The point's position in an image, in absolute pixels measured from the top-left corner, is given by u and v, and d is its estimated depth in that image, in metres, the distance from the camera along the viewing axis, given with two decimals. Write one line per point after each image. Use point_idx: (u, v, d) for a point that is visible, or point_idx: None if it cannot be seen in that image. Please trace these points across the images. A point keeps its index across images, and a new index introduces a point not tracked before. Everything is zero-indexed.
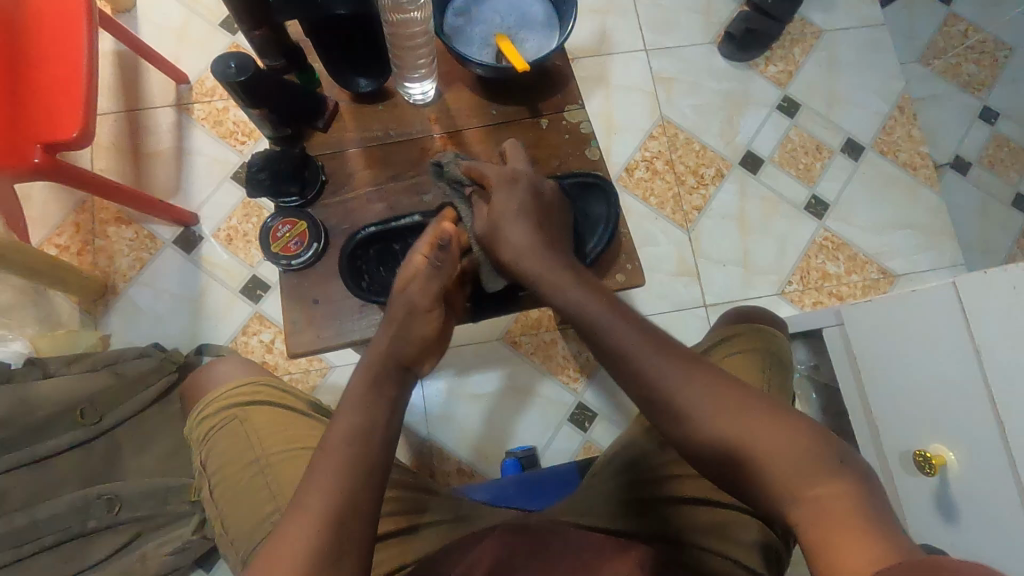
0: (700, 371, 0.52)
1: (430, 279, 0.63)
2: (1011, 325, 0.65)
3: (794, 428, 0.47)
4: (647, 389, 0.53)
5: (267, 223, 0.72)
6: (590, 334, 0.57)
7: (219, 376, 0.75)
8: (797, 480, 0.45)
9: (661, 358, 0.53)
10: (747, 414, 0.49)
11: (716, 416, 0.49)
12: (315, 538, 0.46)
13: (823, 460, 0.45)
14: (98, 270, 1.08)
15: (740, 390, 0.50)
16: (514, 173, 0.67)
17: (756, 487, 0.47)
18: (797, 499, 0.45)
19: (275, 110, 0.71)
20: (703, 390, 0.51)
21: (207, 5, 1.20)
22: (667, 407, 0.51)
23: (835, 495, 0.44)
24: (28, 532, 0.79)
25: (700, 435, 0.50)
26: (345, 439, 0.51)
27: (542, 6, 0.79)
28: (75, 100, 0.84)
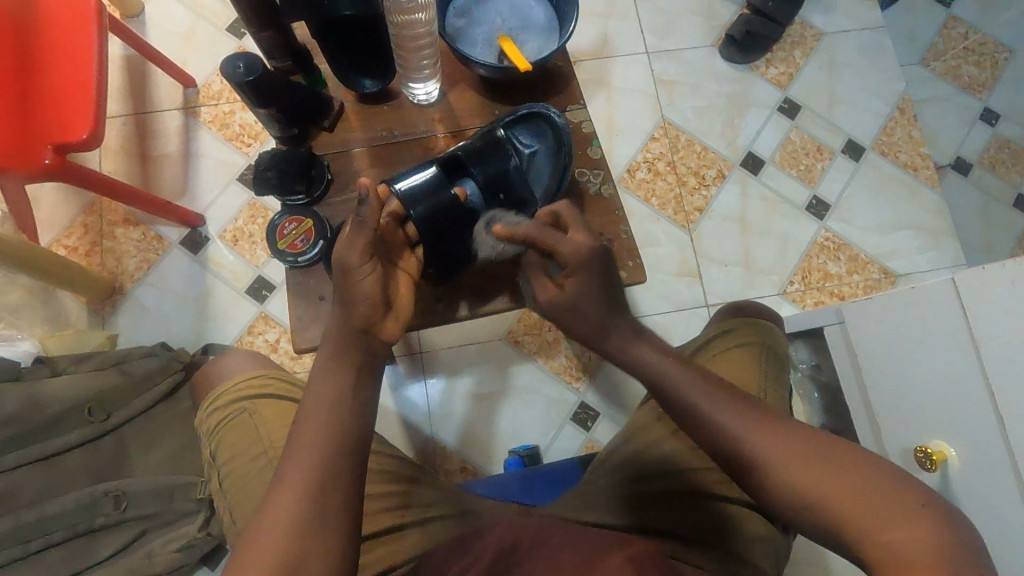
0: (760, 414, 0.50)
1: (356, 234, 0.56)
2: (1011, 321, 0.65)
3: (863, 466, 0.45)
4: (708, 434, 0.51)
5: (274, 221, 0.75)
6: (650, 379, 0.56)
7: (228, 370, 0.77)
8: (871, 523, 0.43)
9: (718, 403, 0.51)
10: (814, 458, 0.47)
11: (777, 460, 0.47)
12: (297, 509, 0.47)
13: (901, 502, 0.43)
14: (106, 271, 1.09)
15: (802, 433, 0.49)
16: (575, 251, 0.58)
17: (838, 538, 0.45)
18: (876, 545, 0.43)
19: (282, 110, 0.72)
20: (763, 433, 0.49)
21: (214, 10, 1.22)
22: (732, 458, 0.50)
23: (913, 539, 0.42)
24: (38, 528, 0.80)
25: (770, 485, 0.48)
26: (319, 410, 0.52)
27: (544, 8, 0.81)
28: (86, 102, 0.85)
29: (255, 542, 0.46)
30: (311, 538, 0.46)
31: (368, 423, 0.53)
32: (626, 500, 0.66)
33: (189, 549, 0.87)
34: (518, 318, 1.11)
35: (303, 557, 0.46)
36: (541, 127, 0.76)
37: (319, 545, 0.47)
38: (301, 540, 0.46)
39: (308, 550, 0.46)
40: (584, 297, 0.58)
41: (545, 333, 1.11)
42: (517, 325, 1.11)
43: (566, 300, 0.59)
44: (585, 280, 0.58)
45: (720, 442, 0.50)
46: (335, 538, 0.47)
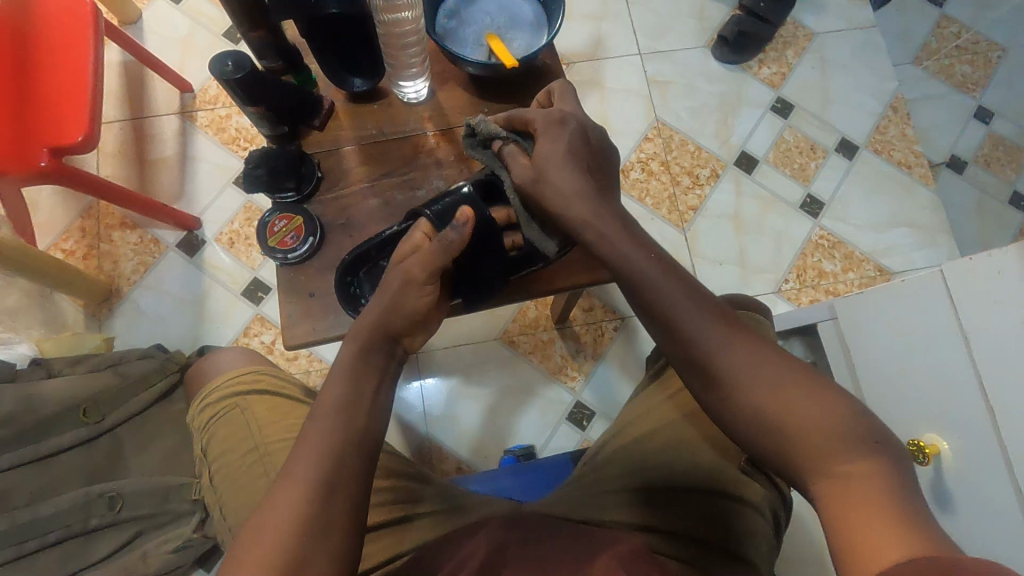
0: (742, 333, 0.50)
1: (433, 254, 0.60)
2: (997, 310, 0.65)
3: (832, 403, 0.46)
4: (691, 350, 0.51)
5: (265, 218, 0.74)
6: (638, 293, 0.55)
7: (221, 367, 0.78)
8: (826, 457, 0.44)
9: (704, 321, 0.51)
10: (783, 386, 0.47)
11: (742, 378, 0.48)
12: (298, 509, 0.47)
13: (861, 439, 0.44)
14: (102, 274, 1.10)
15: (781, 360, 0.49)
16: (560, 115, 0.63)
17: (788, 466, 0.46)
18: (826, 475, 0.44)
19: (272, 109, 0.73)
20: (743, 356, 0.49)
21: (211, 16, 1.23)
22: (703, 370, 0.50)
23: (861, 473, 0.42)
24: (31, 529, 0.79)
25: (736, 403, 0.48)
26: (331, 411, 0.52)
27: (532, 7, 0.81)
28: (82, 106, 0.86)
29: (255, 539, 0.46)
30: (314, 540, 0.46)
31: (374, 430, 0.53)
32: (632, 493, 0.65)
33: (182, 550, 0.86)
34: (514, 318, 1.12)
35: (305, 558, 0.45)
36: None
37: (322, 548, 0.46)
38: (306, 539, 0.46)
39: (313, 551, 0.46)
40: (561, 164, 0.61)
41: (540, 332, 1.12)
42: (512, 325, 1.12)
43: (546, 164, 0.61)
44: (557, 146, 0.62)
45: (703, 359, 0.50)
46: (339, 541, 0.47)
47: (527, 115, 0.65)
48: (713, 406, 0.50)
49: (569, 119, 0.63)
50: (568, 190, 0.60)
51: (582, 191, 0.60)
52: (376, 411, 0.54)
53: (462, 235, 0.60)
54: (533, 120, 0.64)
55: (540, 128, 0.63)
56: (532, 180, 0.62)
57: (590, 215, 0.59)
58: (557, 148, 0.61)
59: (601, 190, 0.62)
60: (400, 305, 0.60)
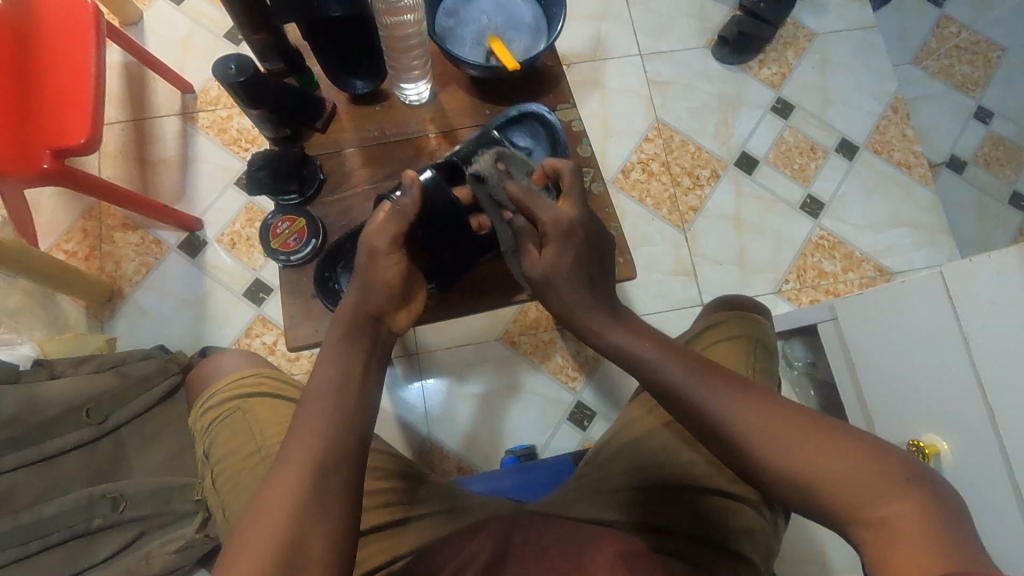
0: (750, 394, 0.50)
1: (392, 225, 0.60)
2: (996, 312, 0.65)
3: (850, 448, 0.45)
4: (702, 419, 0.51)
5: (268, 220, 0.75)
6: (641, 371, 0.56)
7: (223, 368, 0.78)
8: (858, 504, 0.44)
9: (711, 389, 0.51)
10: (798, 439, 0.47)
11: (758, 441, 0.48)
12: (296, 487, 0.47)
13: (887, 480, 0.43)
14: (104, 275, 1.10)
15: (793, 412, 0.48)
16: (570, 225, 0.61)
17: (825, 515, 0.46)
18: (864, 521, 0.43)
19: (275, 111, 0.73)
20: (756, 417, 0.49)
21: (212, 17, 1.23)
22: (721, 438, 0.50)
23: (899, 514, 0.42)
24: (35, 529, 0.80)
25: (758, 465, 0.48)
26: (325, 391, 0.53)
27: (533, 9, 0.82)
28: (84, 108, 0.86)
29: (253, 523, 0.46)
30: (311, 521, 0.46)
31: (368, 411, 0.54)
32: (627, 492, 0.65)
33: (185, 551, 0.85)
34: (514, 318, 1.12)
35: (301, 539, 0.45)
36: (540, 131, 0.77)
37: (320, 528, 0.47)
38: (305, 516, 0.46)
39: (310, 532, 0.46)
40: (566, 277, 0.61)
41: (541, 333, 1.12)
42: (513, 326, 1.12)
43: (549, 274, 0.61)
44: (562, 252, 0.61)
45: (715, 426, 0.50)
46: (337, 522, 0.48)
47: (535, 208, 0.62)
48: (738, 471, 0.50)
49: (576, 227, 0.61)
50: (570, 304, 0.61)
51: (585, 300, 0.61)
52: (371, 400, 0.55)
53: (414, 198, 0.61)
54: (543, 221, 0.61)
55: (548, 234, 0.61)
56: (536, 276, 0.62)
57: (589, 308, 0.61)
58: (564, 260, 0.61)
59: (602, 288, 0.62)
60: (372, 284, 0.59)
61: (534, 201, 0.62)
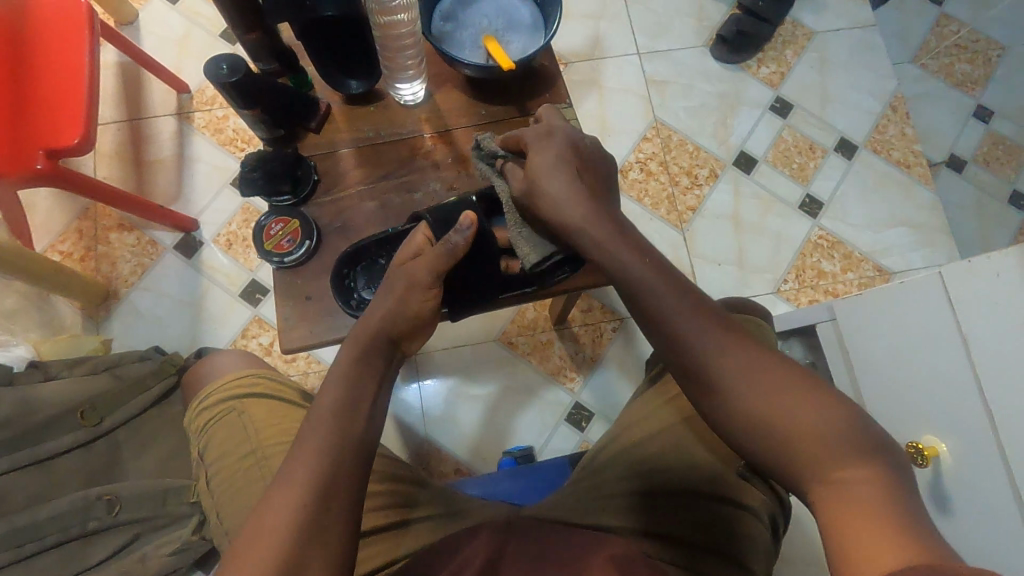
0: (742, 339, 0.50)
1: (437, 259, 0.63)
2: (996, 313, 0.65)
3: (829, 407, 0.45)
4: (684, 355, 0.51)
5: (261, 223, 0.74)
6: (632, 301, 0.56)
7: (219, 369, 0.78)
8: (823, 462, 0.43)
9: (702, 326, 0.51)
10: (780, 388, 0.46)
11: (738, 381, 0.47)
12: (298, 508, 0.47)
13: (858, 445, 0.43)
14: (100, 276, 1.10)
15: (781, 363, 0.48)
16: (549, 128, 0.68)
17: (785, 470, 0.45)
18: (822, 480, 0.43)
19: (268, 112, 0.73)
20: (743, 359, 0.48)
21: (208, 16, 1.23)
22: (700, 376, 0.50)
23: (860, 478, 0.41)
24: (29, 532, 0.78)
25: (732, 409, 0.47)
26: (329, 411, 0.52)
27: (529, 9, 0.81)
28: (78, 108, 0.86)
29: (253, 542, 0.45)
30: (311, 544, 0.46)
31: (371, 433, 0.53)
32: (634, 495, 0.65)
33: (180, 554, 0.87)
34: (512, 319, 1.12)
35: (302, 562, 0.45)
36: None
37: (321, 551, 0.46)
38: (306, 539, 0.46)
39: (311, 554, 0.45)
40: (550, 172, 0.64)
41: (539, 333, 1.11)
42: (511, 326, 1.11)
43: (536, 171, 0.64)
44: (546, 157, 0.65)
45: (696, 362, 0.50)
46: (336, 543, 0.47)
47: (517, 133, 0.69)
48: (710, 412, 0.49)
49: (556, 130, 0.67)
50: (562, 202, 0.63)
51: (569, 195, 0.63)
52: (371, 420, 0.54)
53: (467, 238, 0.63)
54: (525, 137, 0.68)
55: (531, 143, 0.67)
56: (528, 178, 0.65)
57: (587, 221, 0.61)
58: (547, 159, 0.65)
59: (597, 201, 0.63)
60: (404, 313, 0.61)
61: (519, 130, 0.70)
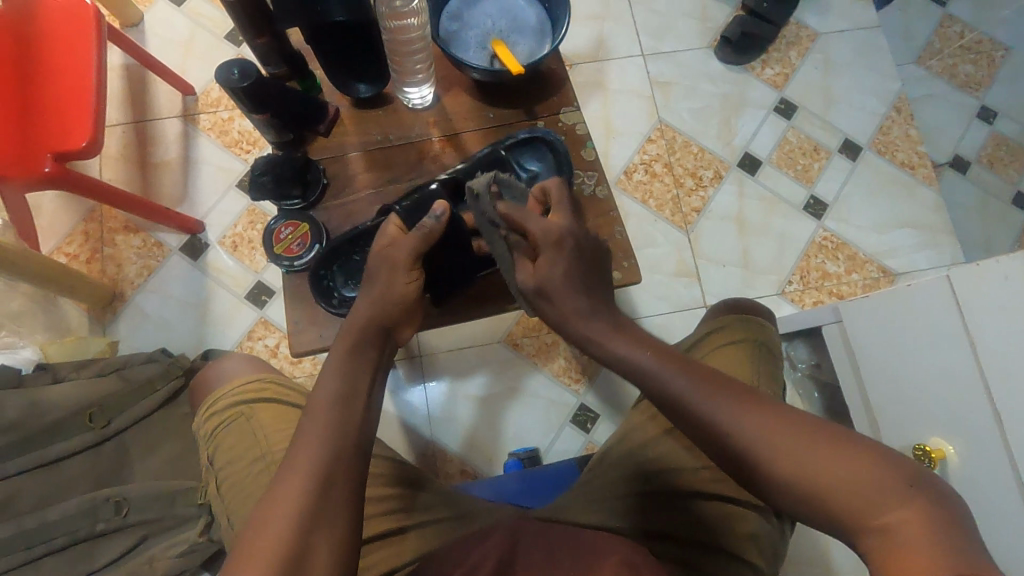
0: (754, 403, 0.49)
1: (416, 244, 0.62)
2: (1003, 316, 0.65)
3: (855, 456, 0.44)
4: (703, 430, 0.50)
5: (272, 225, 0.75)
6: (642, 383, 0.54)
7: (227, 373, 0.78)
8: (864, 512, 0.42)
9: (715, 401, 0.49)
10: (804, 447, 0.45)
11: (762, 452, 0.46)
12: (301, 495, 0.47)
13: (892, 486, 0.42)
14: (106, 278, 1.10)
15: (798, 420, 0.47)
16: (559, 233, 0.61)
17: (832, 524, 0.44)
18: (867, 530, 0.42)
19: (278, 116, 0.73)
20: (761, 428, 0.47)
21: (212, 18, 1.23)
22: (727, 452, 0.49)
23: (905, 520, 0.41)
24: (38, 535, 0.79)
25: (763, 478, 0.46)
26: (327, 401, 0.53)
27: (535, 12, 0.82)
28: (85, 110, 0.86)
29: (258, 531, 0.46)
30: (315, 529, 0.46)
31: (368, 422, 0.54)
32: (629, 499, 0.65)
33: (187, 556, 0.85)
34: (517, 320, 1.12)
35: (305, 549, 0.45)
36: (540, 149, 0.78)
37: (325, 537, 0.46)
38: (309, 523, 0.46)
39: (313, 540, 0.46)
40: (562, 283, 0.60)
41: (544, 335, 1.12)
42: (515, 328, 1.12)
43: (540, 276, 0.60)
44: (555, 262, 0.60)
45: (716, 437, 0.49)
46: (341, 528, 0.47)
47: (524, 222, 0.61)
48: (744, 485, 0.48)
49: (566, 237, 0.61)
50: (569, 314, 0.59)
51: (580, 311, 0.59)
52: (371, 410, 0.55)
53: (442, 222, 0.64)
54: (532, 232, 0.61)
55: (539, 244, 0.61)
56: (534, 287, 0.61)
57: (592, 336, 0.58)
58: (555, 271, 0.60)
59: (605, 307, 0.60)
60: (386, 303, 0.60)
61: (523, 213, 0.61)
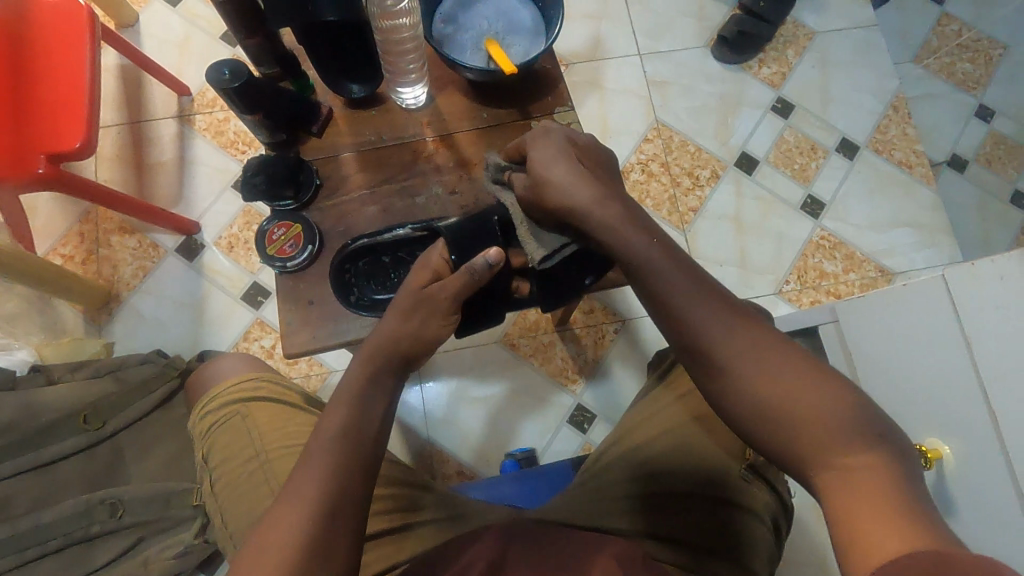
0: (748, 325, 0.49)
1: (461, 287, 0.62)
2: (998, 316, 0.65)
3: (836, 395, 0.44)
4: (683, 334, 0.50)
5: (263, 227, 0.74)
6: (638, 279, 0.55)
7: (222, 372, 0.78)
8: (828, 447, 0.43)
9: (710, 313, 0.50)
10: (788, 373, 0.46)
11: (746, 367, 0.47)
12: (303, 523, 0.46)
13: (865, 430, 0.42)
14: (102, 279, 1.10)
15: (790, 350, 0.47)
16: (546, 127, 0.67)
17: (788, 456, 0.45)
18: (823, 463, 0.43)
19: (270, 116, 0.73)
20: (749, 347, 0.47)
21: (208, 18, 1.23)
22: (707, 363, 0.49)
23: (864, 464, 0.41)
24: (31, 537, 0.79)
25: (737, 395, 0.47)
26: (337, 431, 0.52)
27: (530, 13, 0.82)
28: (79, 110, 0.86)
29: (257, 555, 0.45)
30: (316, 562, 0.45)
31: (376, 450, 0.53)
32: (633, 501, 0.65)
33: (184, 557, 0.86)
34: (514, 321, 1.12)
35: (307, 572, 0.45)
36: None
37: (327, 560, 0.46)
38: (310, 554, 0.45)
39: (316, 563, 0.45)
40: (552, 164, 0.62)
41: (540, 335, 1.11)
42: (512, 328, 1.11)
43: (541, 167, 0.62)
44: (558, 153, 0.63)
45: (696, 341, 0.49)
46: (340, 564, 0.47)
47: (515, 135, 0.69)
48: (715, 401, 0.49)
49: (554, 128, 0.66)
50: (589, 198, 0.59)
51: (594, 198, 0.59)
52: (381, 435, 0.54)
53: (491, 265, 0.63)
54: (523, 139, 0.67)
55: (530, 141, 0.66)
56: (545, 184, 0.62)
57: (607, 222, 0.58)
58: (558, 169, 0.62)
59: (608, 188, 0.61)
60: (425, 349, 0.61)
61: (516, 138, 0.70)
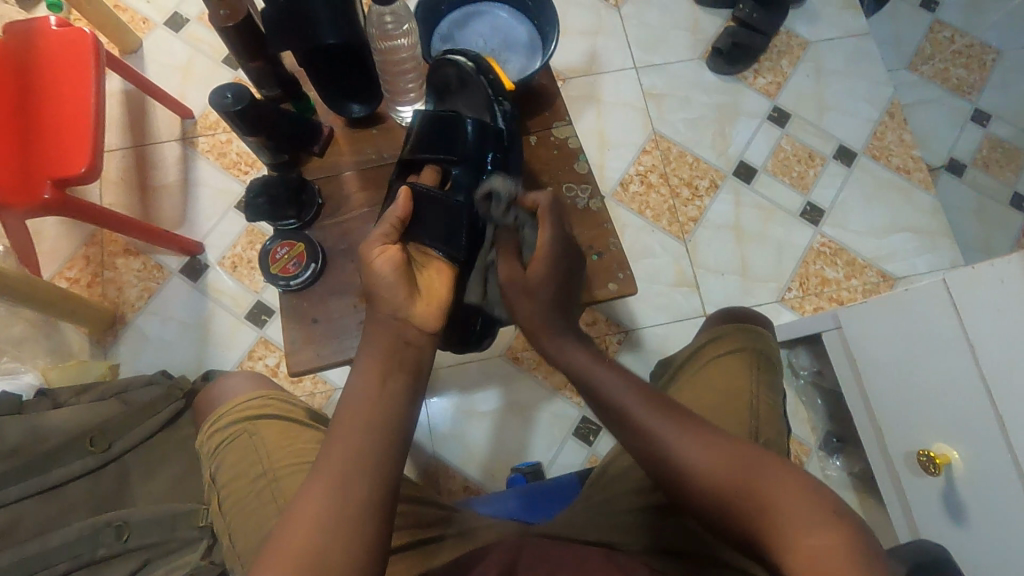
0: (690, 424, 0.54)
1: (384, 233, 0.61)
2: (1002, 319, 0.65)
3: (783, 480, 0.48)
4: (641, 437, 0.55)
5: (267, 246, 0.75)
6: (591, 390, 0.60)
7: (228, 389, 0.79)
8: (790, 530, 0.45)
9: (653, 412, 0.55)
10: (737, 465, 0.50)
11: (685, 464, 0.52)
12: (323, 506, 0.45)
13: (821, 511, 0.45)
14: (107, 301, 1.11)
15: (730, 443, 0.52)
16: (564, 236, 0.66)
17: (758, 541, 0.47)
18: (790, 549, 0.44)
19: (273, 138, 0.74)
20: (691, 442, 0.52)
21: (210, 42, 1.24)
22: (660, 462, 0.53)
23: (826, 542, 0.43)
24: (38, 561, 0.77)
25: (694, 491, 0.51)
26: (360, 404, 0.51)
27: (525, 30, 0.87)
28: (83, 137, 0.87)
29: (279, 544, 0.44)
30: (333, 543, 0.44)
31: (407, 425, 0.51)
32: (638, 513, 0.64)
33: None
34: (516, 334, 1.12)
35: (324, 557, 0.43)
36: (448, 77, 0.73)
37: (345, 551, 0.44)
38: (333, 537, 0.44)
39: (334, 548, 0.44)
40: (526, 292, 0.65)
41: None
42: (516, 342, 1.11)
43: (520, 288, 0.65)
44: (551, 266, 0.64)
45: (667, 462, 0.53)
46: (366, 541, 0.45)
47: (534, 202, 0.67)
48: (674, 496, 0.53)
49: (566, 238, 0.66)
50: (536, 315, 0.65)
51: (544, 311, 0.65)
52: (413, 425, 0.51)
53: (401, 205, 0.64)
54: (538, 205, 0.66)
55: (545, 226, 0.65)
56: (513, 286, 0.65)
57: (552, 336, 0.65)
58: (529, 303, 0.65)
59: (566, 314, 0.66)
60: (378, 277, 0.58)
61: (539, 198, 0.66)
